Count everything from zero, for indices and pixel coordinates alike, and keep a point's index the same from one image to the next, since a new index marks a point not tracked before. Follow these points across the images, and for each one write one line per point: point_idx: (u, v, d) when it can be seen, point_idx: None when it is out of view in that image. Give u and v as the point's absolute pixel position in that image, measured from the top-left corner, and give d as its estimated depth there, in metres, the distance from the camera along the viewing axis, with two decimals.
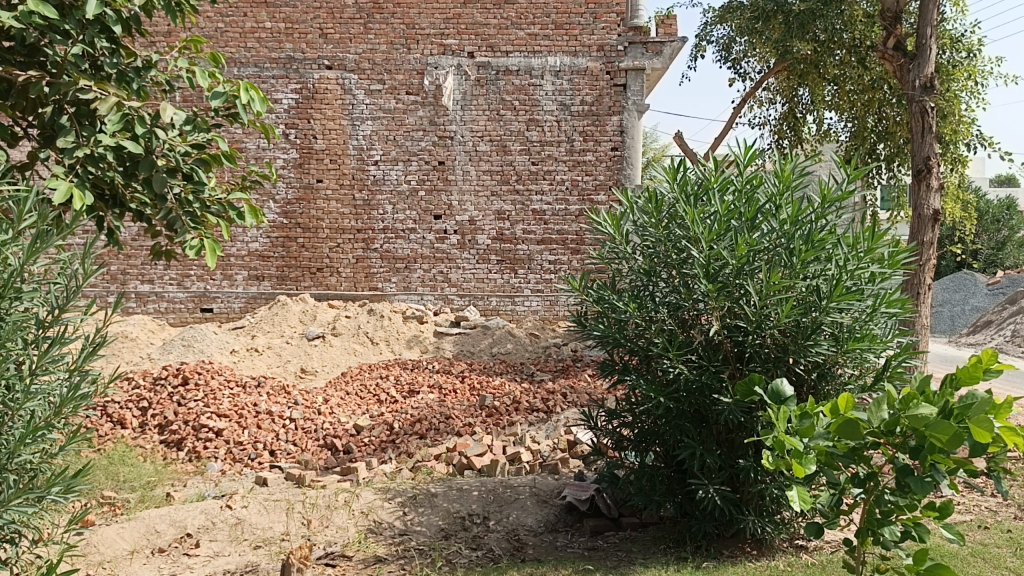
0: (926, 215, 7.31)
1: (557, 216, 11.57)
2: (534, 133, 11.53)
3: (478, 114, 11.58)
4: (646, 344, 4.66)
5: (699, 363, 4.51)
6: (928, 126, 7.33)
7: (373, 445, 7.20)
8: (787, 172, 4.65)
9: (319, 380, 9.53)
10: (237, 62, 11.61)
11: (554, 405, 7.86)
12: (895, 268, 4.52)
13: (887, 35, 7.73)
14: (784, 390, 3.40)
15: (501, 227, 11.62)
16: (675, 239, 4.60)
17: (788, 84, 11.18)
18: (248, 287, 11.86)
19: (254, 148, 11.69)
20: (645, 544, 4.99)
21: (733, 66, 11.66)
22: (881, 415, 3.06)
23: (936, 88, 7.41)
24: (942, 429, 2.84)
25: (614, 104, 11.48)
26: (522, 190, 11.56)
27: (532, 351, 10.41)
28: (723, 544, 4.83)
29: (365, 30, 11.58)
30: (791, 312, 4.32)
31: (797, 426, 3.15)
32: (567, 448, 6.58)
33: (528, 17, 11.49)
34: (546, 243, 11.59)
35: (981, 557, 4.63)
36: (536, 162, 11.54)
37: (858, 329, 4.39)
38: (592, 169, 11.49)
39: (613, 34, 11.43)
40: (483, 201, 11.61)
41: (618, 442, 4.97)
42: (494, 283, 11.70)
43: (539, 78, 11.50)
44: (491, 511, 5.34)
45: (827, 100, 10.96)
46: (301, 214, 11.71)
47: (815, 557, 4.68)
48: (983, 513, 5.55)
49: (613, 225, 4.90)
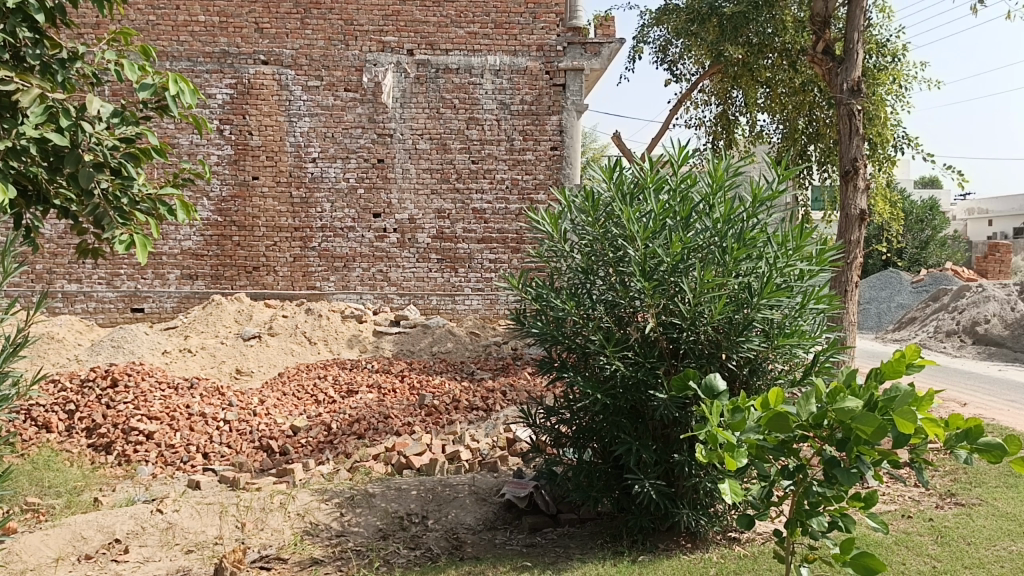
0: (853, 215, 7.54)
1: (497, 215, 11.57)
2: (474, 132, 11.52)
3: (418, 112, 11.52)
4: (584, 342, 4.71)
5: (635, 360, 4.57)
6: (855, 127, 7.54)
7: (310, 445, 7.11)
8: (720, 172, 4.74)
9: (255, 381, 9.36)
10: (169, 56, 11.33)
11: (493, 403, 7.86)
12: (823, 265, 4.65)
13: (817, 40, 7.96)
14: (717, 385, 3.45)
15: (441, 226, 11.58)
16: (612, 238, 4.66)
17: (722, 86, 11.40)
18: (181, 286, 11.58)
19: (187, 144, 11.42)
20: (582, 539, 5.03)
21: (669, 68, 11.84)
22: (810, 408, 3.13)
23: (863, 92, 7.64)
24: (868, 422, 2.93)
25: (553, 104, 11.55)
26: (463, 188, 11.54)
27: (472, 350, 10.40)
28: (659, 538, 4.89)
29: (302, 26, 11.42)
30: (723, 309, 4.41)
31: (729, 420, 3.21)
32: (506, 446, 6.60)
33: (467, 15, 11.49)
34: (487, 241, 11.60)
35: (904, 545, 4.81)
36: (476, 161, 11.53)
37: (787, 325, 4.50)
38: (532, 169, 11.52)
39: (552, 34, 11.50)
40: (423, 199, 11.56)
41: (557, 439, 5.01)
42: (434, 282, 11.66)
43: (479, 77, 11.49)
44: (429, 510, 5.32)
45: (760, 102, 11.24)
46: (237, 212, 11.49)
47: (747, 548, 4.79)
48: (908, 502, 5.76)
49: (552, 223, 4.92)
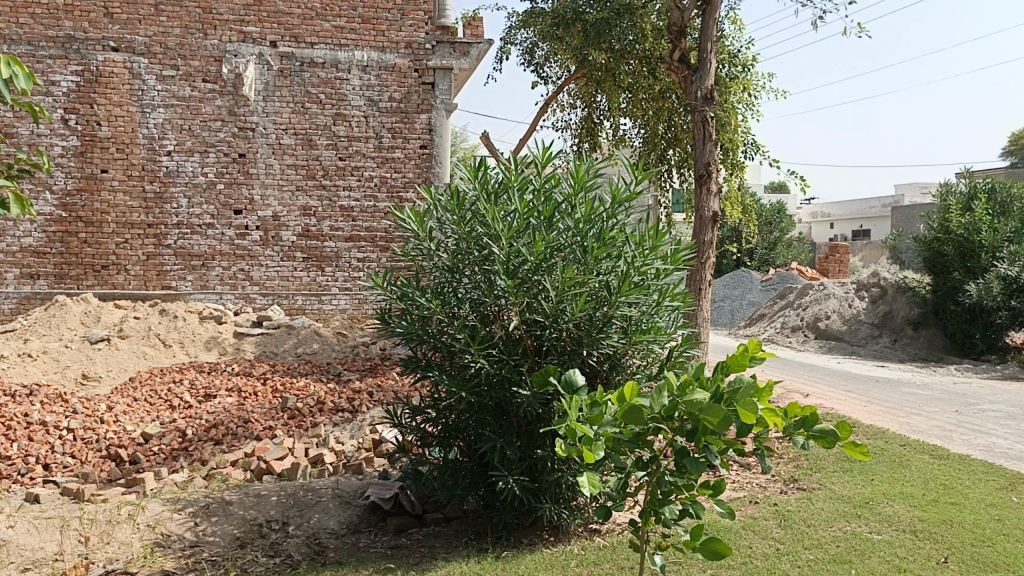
0: (707, 217, 7.91)
1: (365, 213, 11.40)
2: (340, 128, 11.28)
3: (282, 106, 11.17)
4: (449, 340, 4.71)
5: (500, 357, 4.60)
6: (708, 133, 7.92)
7: (163, 453, 6.77)
8: (581, 173, 4.84)
9: (104, 386, 8.82)
10: (6, 39, 10.52)
11: (359, 405, 7.73)
12: (677, 264, 4.83)
13: (673, 48, 8.34)
14: (576, 380, 3.50)
15: (307, 224, 11.28)
16: (477, 236, 4.69)
17: (587, 90, 11.68)
18: (20, 286, 10.76)
19: (26, 133, 10.63)
20: (447, 538, 5.02)
21: (536, 70, 12.01)
22: (661, 401, 3.24)
23: (715, 99, 8.02)
24: (714, 413, 3.05)
25: (422, 102, 11.48)
26: (329, 185, 11.29)
27: (338, 350, 10.19)
28: (522, 533, 4.96)
29: (156, 12, 10.86)
30: (584, 307, 4.52)
31: (587, 414, 3.28)
32: (371, 447, 6.50)
33: (333, 9, 11.26)
34: (354, 240, 11.40)
35: (751, 530, 5.08)
36: (343, 158, 11.30)
37: (645, 322, 4.65)
38: (400, 167, 11.40)
39: (420, 32, 11.45)
40: (288, 196, 11.23)
41: (423, 439, 4.99)
42: (299, 281, 11.34)
43: (346, 72, 11.27)
44: (291, 516, 5.18)
45: (622, 107, 11.61)
46: (83, 207, 10.79)
47: (606, 539, 4.93)
48: (755, 489, 6.09)
49: (418, 222, 4.93)
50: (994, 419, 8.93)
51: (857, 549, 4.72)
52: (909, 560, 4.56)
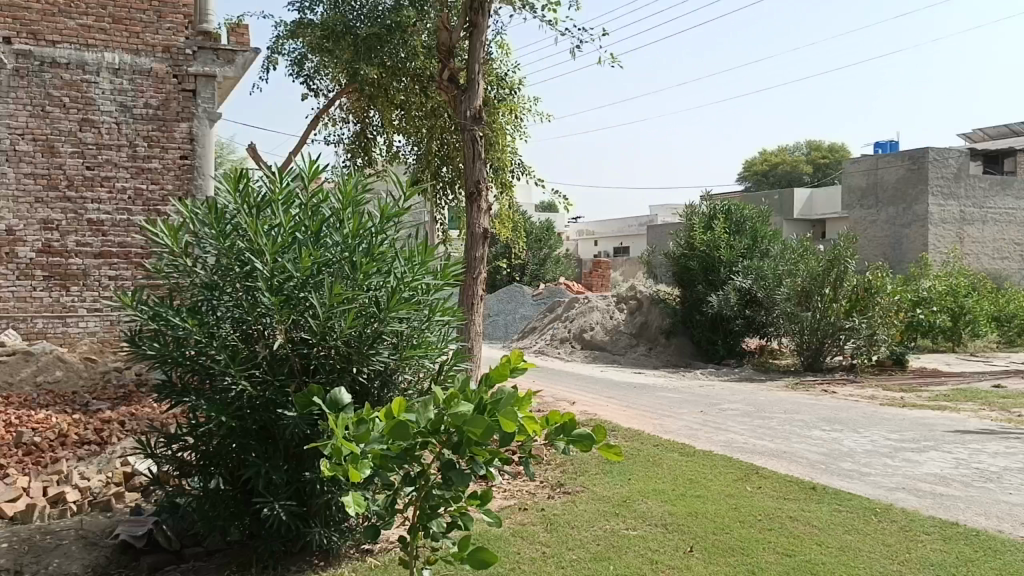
0: (477, 234, 8.13)
1: (117, 227, 10.41)
2: (88, 135, 10.31)
3: (17, 108, 10.03)
4: (207, 362, 4.45)
5: (263, 378, 4.44)
6: (478, 151, 8.12)
7: None
8: (348, 188, 4.70)
9: None
10: None
11: (110, 436, 7.07)
12: (448, 280, 4.81)
13: (442, 67, 8.63)
14: (341, 398, 3.46)
15: (47, 239, 10.16)
16: (238, 252, 4.46)
17: (359, 105, 11.58)
18: None
19: None
20: (209, 573, 4.70)
21: (306, 82, 11.71)
22: (427, 415, 3.24)
23: (484, 119, 8.29)
24: (477, 424, 3.09)
25: (182, 110, 10.71)
26: (75, 197, 10.24)
27: (87, 378, 9.26)
28: (290, 560, 4.78)
29: None
30: (353, 323, 4.43)
31: (353, 432, 3.20)
32: (123, 482, 5.97)
33: (79, 6, 10.31)
34: (105, 257, 10.38)
35: (520, 536, 5.25)
36: (91, 167, 10.31)
37: (415, 337, 4.65)
38: (157, 178, 10.54)
39: (180, 36, 10.75)
40: (25, 208, 10.05)
41: (181, 468, 4.69)
42: (39, 302, 10.18)
43: (94, 74, 10.34)
44: (24, 563, 4.61)
45: (395, 123, 11.47)
46: None
47: (378, 558, 4.90)
48: (524, 496, 6.30)
49: (171, 236, 4.60)
50: (733, 417, 9.92)
51: (614, 546, 5.02)
52: (660, 552, 4.92)
